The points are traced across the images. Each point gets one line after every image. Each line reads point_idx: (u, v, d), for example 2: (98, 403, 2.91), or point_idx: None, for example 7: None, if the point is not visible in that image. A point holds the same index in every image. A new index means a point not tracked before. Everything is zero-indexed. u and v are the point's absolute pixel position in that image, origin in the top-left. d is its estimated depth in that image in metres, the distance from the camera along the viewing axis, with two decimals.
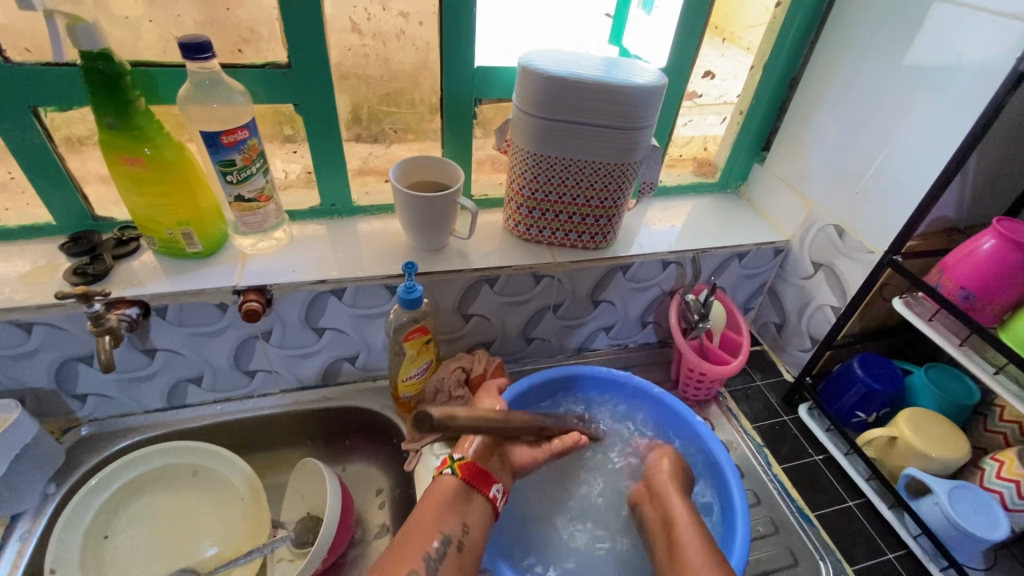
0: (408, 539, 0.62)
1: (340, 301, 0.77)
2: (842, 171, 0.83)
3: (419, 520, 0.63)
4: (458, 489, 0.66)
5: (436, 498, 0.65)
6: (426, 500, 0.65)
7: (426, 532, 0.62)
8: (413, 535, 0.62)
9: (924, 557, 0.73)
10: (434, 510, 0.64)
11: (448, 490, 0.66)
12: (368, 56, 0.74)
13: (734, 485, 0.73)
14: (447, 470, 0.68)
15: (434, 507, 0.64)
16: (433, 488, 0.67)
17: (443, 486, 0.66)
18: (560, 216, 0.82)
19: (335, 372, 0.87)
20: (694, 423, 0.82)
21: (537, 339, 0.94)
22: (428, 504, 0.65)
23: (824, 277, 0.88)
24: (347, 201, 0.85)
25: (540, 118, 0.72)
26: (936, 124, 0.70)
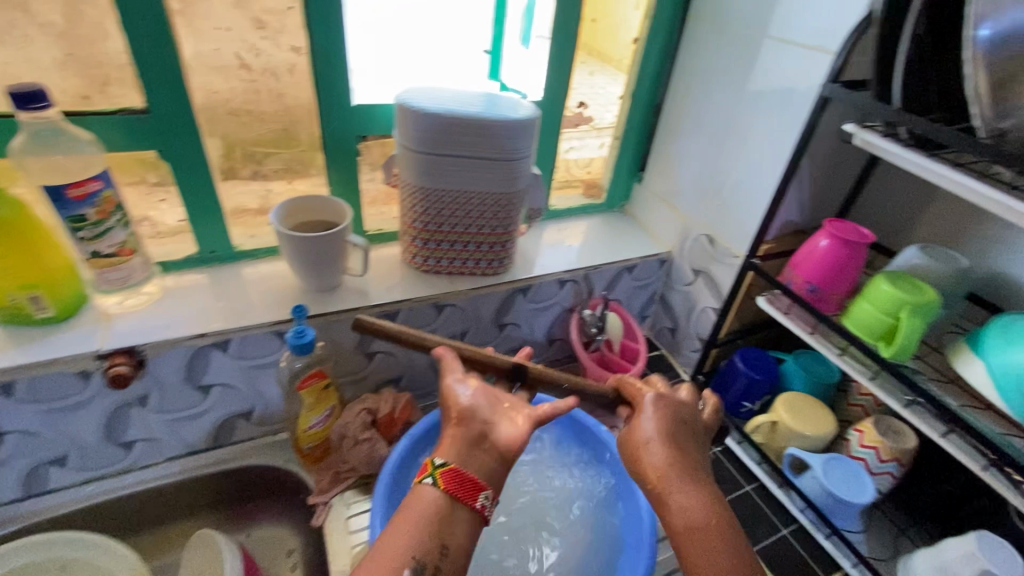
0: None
1: (225, 354, 0.72)
2: (706, 186, 0.92)
3: (389, 549, 0.47)
4: (439, 505, 0.49)
5: (412, 516, 0.49)
6: (399, 516, 0.49)
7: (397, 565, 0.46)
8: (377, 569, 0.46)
9: (812, 528, 0.80)
10: (410, 535, 0.48)
11: (427, 506, 0.49)
12: (260, 92, 0.72)
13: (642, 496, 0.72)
14: (426, 479, 0.51)
15: (407, 528, 0.48)
16: (406, 501, 0.50)
17: (420, 500, 0.50)
18: (454, 246, 0.83)
19: (230, 430, 0.81)
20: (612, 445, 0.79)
21: (448, 369, 0.93)
22: (401, 524, 0.48)
23: (702, 283, 0.96)
24: (228, 246, 0.81)
25: (421, 152, 0.73)
26: (773, 142, 0.80)
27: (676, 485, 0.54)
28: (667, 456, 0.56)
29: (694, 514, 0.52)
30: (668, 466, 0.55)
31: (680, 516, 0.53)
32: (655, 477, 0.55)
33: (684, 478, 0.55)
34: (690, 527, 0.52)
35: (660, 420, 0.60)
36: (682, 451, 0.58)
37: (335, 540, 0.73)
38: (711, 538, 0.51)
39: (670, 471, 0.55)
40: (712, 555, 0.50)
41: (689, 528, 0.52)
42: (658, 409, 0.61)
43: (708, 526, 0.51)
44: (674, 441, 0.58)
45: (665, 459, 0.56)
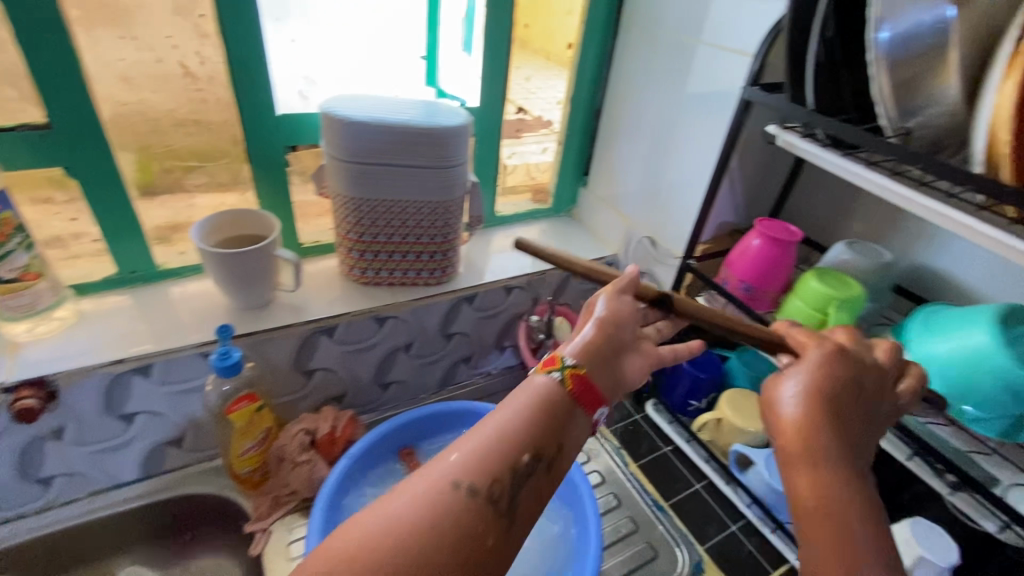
0: (459, 465, 0.34)
1: (148, 379, 0.69)
2: (646, 188, 0.93)
3: (500, 431, 0.36)
4: (561, 392, 0.38)
5: (530, 398, 0.38)
6: (517, 395, 0.38)
7: (507, 453, 0.35)
8: (482, 455, 0.35)
9: (759, 523, 0.80)
10: (519, 422, 0.37)
11: (546, 393, 0.38)
12: (207, 101, 0.70)
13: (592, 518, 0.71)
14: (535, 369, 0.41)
15: (510, 412, 0.37)
16: (521, 382, 0.39)
17: (541, 383, 0.39)
18: (393, 256, 0.81)
19: (160, 459, 0.77)
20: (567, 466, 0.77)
21: (394, 383, 0.90)
22: (507, 409, 0.37)
23: (648, 284, 0.97)
24: (149, 266, 0.77)
25: (350, 162, 0.71)
26: (704, 144, 0.81)
27: (820, 457, 0.40)
28: (811, 412, 0.42)
29: (826, 488, 0.40)
30: (816, 425, 0.42)
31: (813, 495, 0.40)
32: (791, 439, 0.42)
33: (837, 447, 0.41)
34: (821, 509, 0.39)
35: (820, 367, 0.45)
36: (840, 413, 0.43)
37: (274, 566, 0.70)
38: (828, 521, 0.39)
39: (818, 437, 0.41)
40: (843, 544, 0.38)
41: (818, 504, 0.39)
42: (816, 356, 0.46)
43: (839, 509, 0.39)
44: (841, 395, 0.44)
45: (809, 416, 0.42)
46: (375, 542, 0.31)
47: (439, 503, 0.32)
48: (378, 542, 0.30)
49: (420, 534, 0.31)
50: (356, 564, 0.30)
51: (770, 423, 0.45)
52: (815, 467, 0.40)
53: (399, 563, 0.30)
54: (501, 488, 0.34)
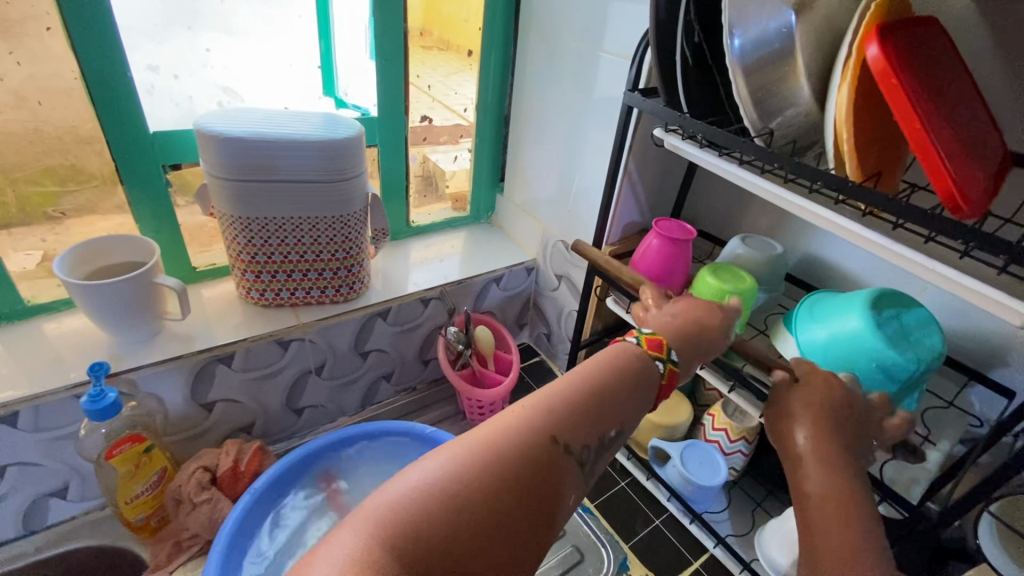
0: (561, 416, 0.39)
1: (15, 429, 0.62)
2: (557, 193, 0.94)
3: (585, 388, 0.41)
4: (643, 370, 0.44)
5: (628, 368, 0.43)
6: (616, 363, 0.43)
7: (595, 415, 0.40)
8: (578, 414, 0.40)
9: (680, 514, 0.84)
10: (615, 389, 0.42)
11: (635, 366, 0.44)
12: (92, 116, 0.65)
13: None
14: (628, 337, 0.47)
15: (608, 377, 0.42)
16: (616, 349, 0.45)
17: (620, 352, 0.45)
18: (293, 275, 0.78)
19: (41, 513, 0.70)
20: None
21: (309, 408, 0.87)
22: (603, 373, 0.42)
23: (566, 287, 0.97)
24: (15, 302, 0.70)
25: (233, 179, 0.67)
26: (601, 150, 0.82)
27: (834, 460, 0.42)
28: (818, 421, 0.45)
29: (838, 484, 0.41)
30: (828, 428, 0.44)
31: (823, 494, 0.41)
32: (802, 445, 0.44)
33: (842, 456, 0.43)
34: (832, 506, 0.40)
35: (821, 379, 0.49)
36: (844, 423, 0.46)
37: None
38: (835, 520, 0.39)
39: (828, 443, 0.43)
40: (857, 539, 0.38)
41: (823, 500, 0.40)
42: (823, 377, 0.49)
43: (851, 507, 0.40)
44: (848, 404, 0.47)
45: (817, 427, 0.45)
46: (474, 468, 0.35)
47: (534, 446, 0.37)
48: (488, 467, 0.35)
49: (528, 469, 0.36)
50: (485, 474, 0.35)
51: (780, 431, 0.47)
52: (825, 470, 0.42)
53: (506, 487, 0.35)
54: (583, 445, 0.39)
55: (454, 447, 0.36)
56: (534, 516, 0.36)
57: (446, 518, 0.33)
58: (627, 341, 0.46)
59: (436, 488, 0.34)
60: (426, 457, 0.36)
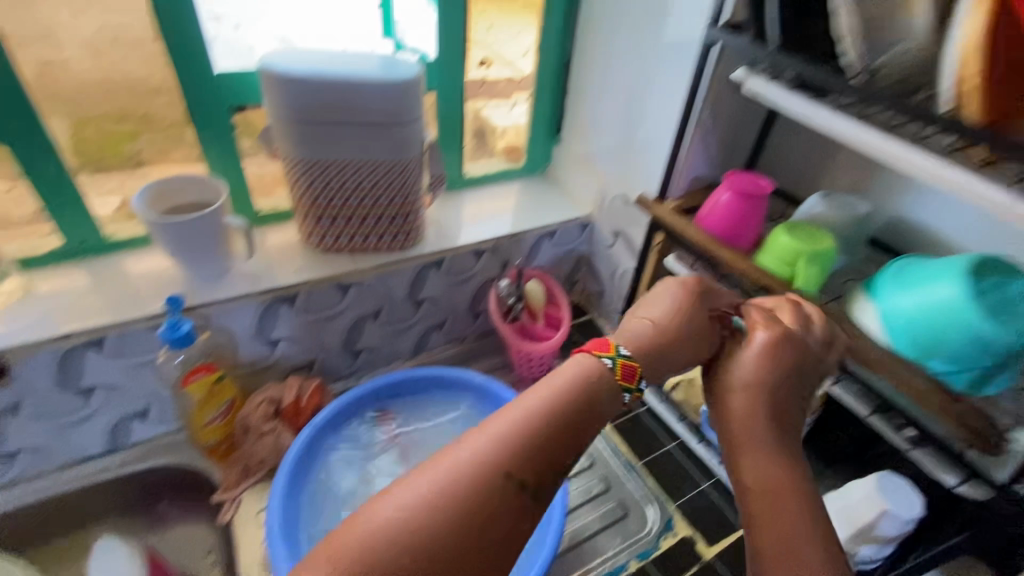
0: (524, 446, 0.39)
1: (102, 354, 0.67)
2: (619, 143, 0.88)
3: (554, 416, 0.41)
4: (612, 386, 0.44)
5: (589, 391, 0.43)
6: (580, 379, 0.43)
7: (560, 442, 0.40)
8: (542, 442, 0.40)
9: (729, 480, 0.81)
10: (582, 415, 0.42)
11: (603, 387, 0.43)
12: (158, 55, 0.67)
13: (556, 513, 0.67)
14: (604, 358, 0.45)
15: (576, 400, 0.42)
16: (584, 369, 0.44)
17: (594, 371, 0.44)
18: (351, 220, 0.78)
19: (126, 431, 0.76)
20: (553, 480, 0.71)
21: (365, 352, 0.90)
22: (573, 398, 0.42)
23: (622, 244, 0.94)
24: (96, 235, 0.74)
25: (295, 120, 0.67)
26: (668, 96, 0.76)
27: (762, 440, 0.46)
28: (754, 396, 0.48)
29: (768, 473, 0.45)
30: (765, 406, 0.48)
31: (758, 480, 0.45)
32: (734, 420, 0.48)
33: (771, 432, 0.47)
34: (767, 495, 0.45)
35: (767, 346, 0.49)
36: (786, 401, 0.49)
37: (246, 532, 0.72)
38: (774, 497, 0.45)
39: (755, 419, 0.47)
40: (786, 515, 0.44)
41: (760, 489, 0.45)
42: (771, 339, 0.49)
43: (785, 495, 0.45)
44: (793, 381, 0.49)
45: (754, 400, 0.48)
46: (426, 500, 0.36)
47: (487, 478, 0.37)
48: (446, 502, 0.36)
49: (488, 502, 0.37)
50: (440, 508, 0.36)
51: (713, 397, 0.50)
52: (760, 455, 0.46)
53: (466, 523, 0.36)
54: (543, 475, 0.39)
55: (407, 485, 0.37)
56: (493, 553, 0.36)
57: (398, 555, 0.34)
58: (604, 362, 0.44)
59: (386, 530, 0.35)
60: (382, 497, 0.37)
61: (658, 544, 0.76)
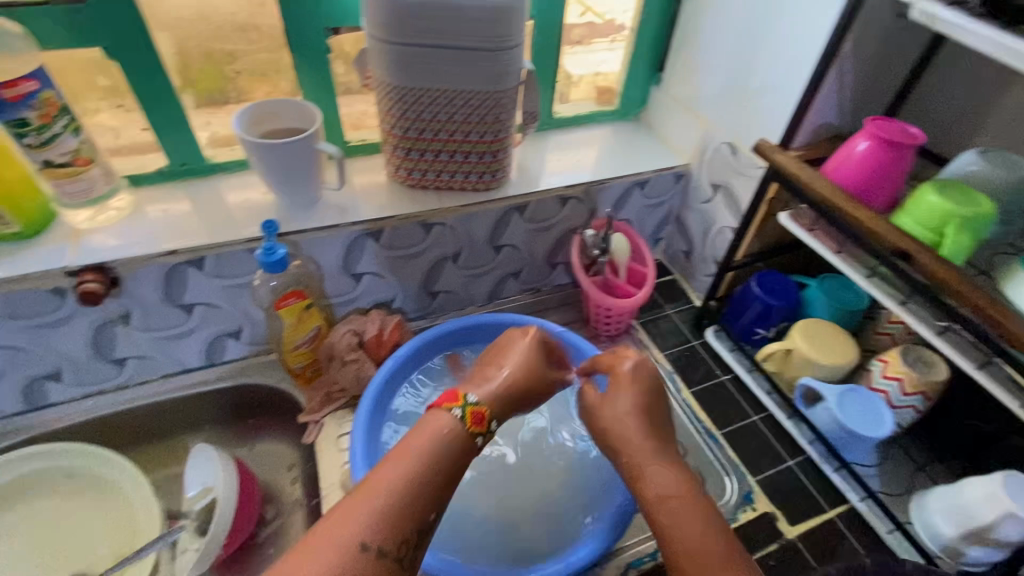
0: (373, 524, 0.45)
1: (202, 273, 0.70)
2: (731, 86, 0.79)
3: (406, 489, 0.47)
4: (467, 436, 0.52)
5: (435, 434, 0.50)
6: (416, 435, 0.50)
7: (412, 511, 0.47)
8: (394, 514, 0.46)
9: (820, 461, 0.75)
10: (430, 478, 0.48)
11: (455, 441, 0.51)
12: None
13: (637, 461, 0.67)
14: (454, 410, 0.52)
15: (418, 474, 0.48)
16: (422, 440, 0.50)
17: (434, 434, 0.50)
18: (440, 155, 0.75)
19: (221, 350, 0.80)
20: None
21: (442, 293, 0.90)
22: (418, 467, 0.48)
23: (722, 199, 0.86)
24: (198, 157, 0.75)
25: (393, 43, 0.64)
26: (803, 29, 0.66)
27: (643, 459, 0.55)
28: (626, 424, 0.57)
29: (667, 487, 0.54)
30: (638, 432, 0.57)
31: (662, 498, 0.53)
32: (619, 437, 0.57)
33: (653, 450, 0.56)
34: (666, 508, 0.53)
35: (631, 378, 0.59)
36: (658, 419, 0.59)
37: (327, 456, 0.75)
38: (672, 506, 0.53)
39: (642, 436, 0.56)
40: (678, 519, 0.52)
41: (658, 499, 0.53)
42: (625, 380, 0.59)
43: (685, 512, 0.52)
44: (644, 411, 0.58)
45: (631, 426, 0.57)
46: None
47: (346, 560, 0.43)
48: None
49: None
50: None
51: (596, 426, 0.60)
52: (650, 478, 0.54)
53: None
54: (405, 541, 0.46)
55: None
56: None
57: None
58: (453, 412, 0.52)
59: None
60: None
61: (737, 517, 0.72)
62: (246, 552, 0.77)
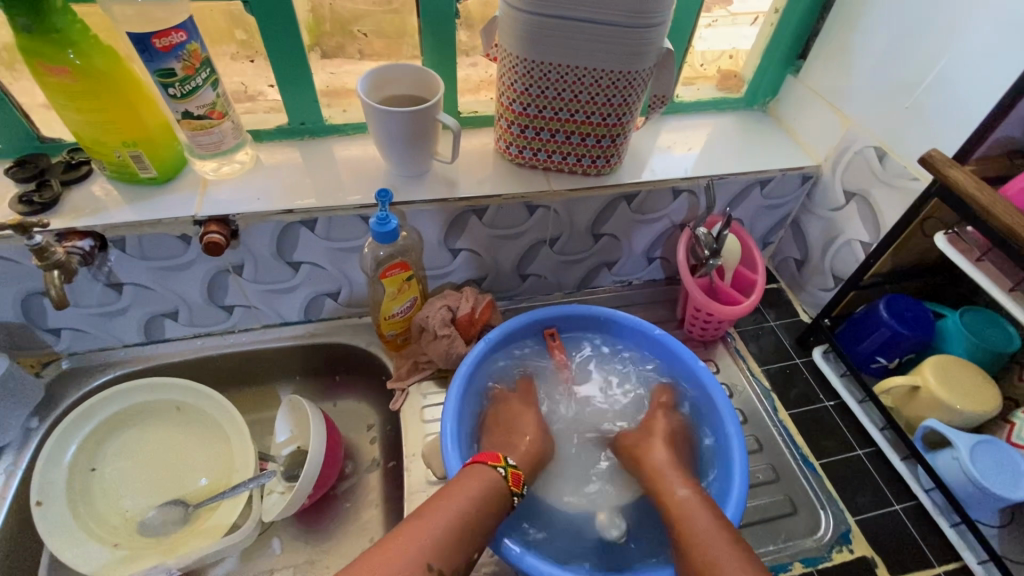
0: (429, 549, 0.54)
1: (313, 233, 0.71)
2: (889, 84, 0.71)
3: (455, 526, 0.56)
4: (501, 489, 0.61)
5: (471, 480, 0.60)
6: (464, 481, 0.60)
7: (459, 544, 0.55)
8: (445, 543, 0.55)
9: (935, 512, 0.69)
10: (473, 519, 0.57)
11: (492, 490, 0.60)
12: None
13: (738, 474, 0.63)
14: (498, 468, 0.62)
15: (466, 514, 0.57)
16: (471, 485, 0.60)
17: (483, 484, 0.60)
18: (556, 136, 0.72)
19: (318, 308, 0.83)
20: (729, 429, 0.67)
21: (533, 276, 0.87)
22: (464, 507, 0.57)
23: (856, 208, 0.78)
24: (318, 118, 0.76)
25: (530, 14, 0.60)
26: (1004, 30, 0.58)
27: (667, 477, 0.65)
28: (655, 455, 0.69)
29: (678, 493, 0.63)
30: (662, 463, 0.67)
31: (677, 498, 0.62)
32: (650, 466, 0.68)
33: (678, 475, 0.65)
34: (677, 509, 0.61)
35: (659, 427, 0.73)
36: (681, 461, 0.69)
37: (410, 426, 0.76)
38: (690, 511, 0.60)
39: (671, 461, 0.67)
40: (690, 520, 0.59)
41: (677, 507, 0.61)
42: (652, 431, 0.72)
43: (693, 510, 0.60)
44: (670, 449, 0.69)
45: (661, 453, 0.69)
46: None
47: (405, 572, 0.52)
48: None
49: None
50: None
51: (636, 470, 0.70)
52: (664, 490, 0.64)
53: None
54: (452, 566, 0.54)
55: None
56: None
57: None
58: (497, 471, 0.62)
59: None
60: None
61: (830, 554, 0.67)
62: (325, 502, 0.81)
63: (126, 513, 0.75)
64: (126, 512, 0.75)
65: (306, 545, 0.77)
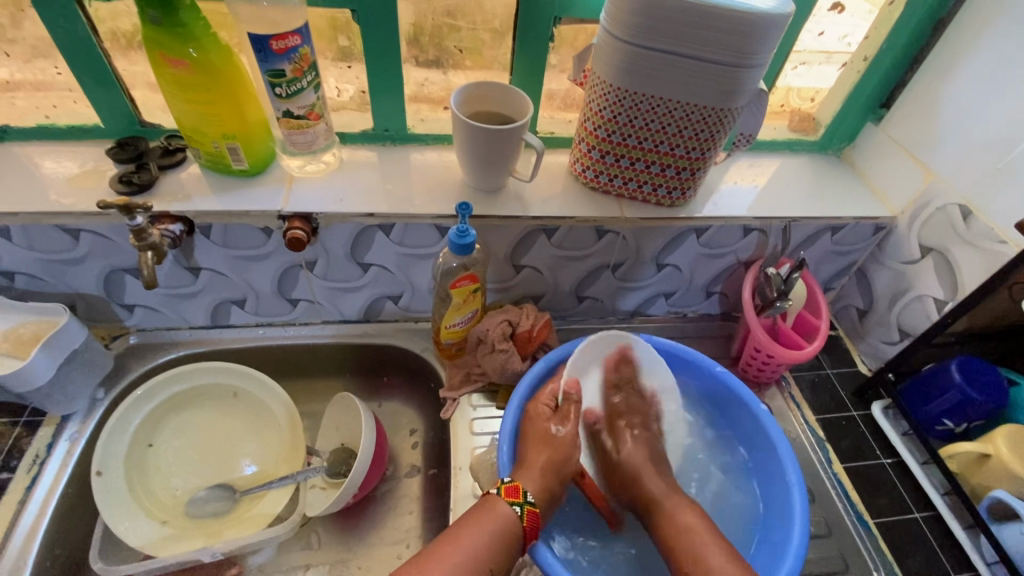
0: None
1: (387, 237, 0.72)
2: (980, 142, 0.70)
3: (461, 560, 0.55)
4: (510, 522, 0.59)
5: (484, 515, 0.59)
6: (476, 514, 0.59)
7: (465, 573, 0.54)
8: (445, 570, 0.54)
9: None
10: (477, 548, 0.56)
11: (504, 525, 0.58)
12: None
13: (797, 528, 0.63)
14: (514, 506, 0.59)
15: (470, 543, 0.56)
16: (487, 518, 0.58)
17: (497, 519, 0.58)
18: (635, 164, 0.72)
19: (377, 310, 0.84)
20: (790, 480, 0.66)
21: (589, 299, 0.87)
22: (474, 539, 0.56)
23: (933, 264, 0.77)
24: (401, 126, 0.78)
25: (630, 44, 0.61)
26: None
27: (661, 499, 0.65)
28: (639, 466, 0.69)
29: (677, 514, 0.63)
30: (660, 493, 0.66)
31: (676, 524, 0.63)
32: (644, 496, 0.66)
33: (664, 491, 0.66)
34: (681, 529, 0.62)
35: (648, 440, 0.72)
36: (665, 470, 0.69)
37: (460, 436, 0.77)
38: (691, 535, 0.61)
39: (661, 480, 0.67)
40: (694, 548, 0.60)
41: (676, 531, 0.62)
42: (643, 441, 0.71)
43: (699, 534, 0.61)
44: (663, 476, 0.68)
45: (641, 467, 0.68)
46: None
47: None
48: None
49: None
50: None
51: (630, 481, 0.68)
52: (665, 511, 0.64)
53: None
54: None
55: None
56: None
57: None
58: (513, 510, 0.59)
59: None
60: None
61: None
62: (364, 503, 0.81)
63: (175, 493, 0.77)
64: (175, 492, 0.77)
65: (341, 545, 0.77)
